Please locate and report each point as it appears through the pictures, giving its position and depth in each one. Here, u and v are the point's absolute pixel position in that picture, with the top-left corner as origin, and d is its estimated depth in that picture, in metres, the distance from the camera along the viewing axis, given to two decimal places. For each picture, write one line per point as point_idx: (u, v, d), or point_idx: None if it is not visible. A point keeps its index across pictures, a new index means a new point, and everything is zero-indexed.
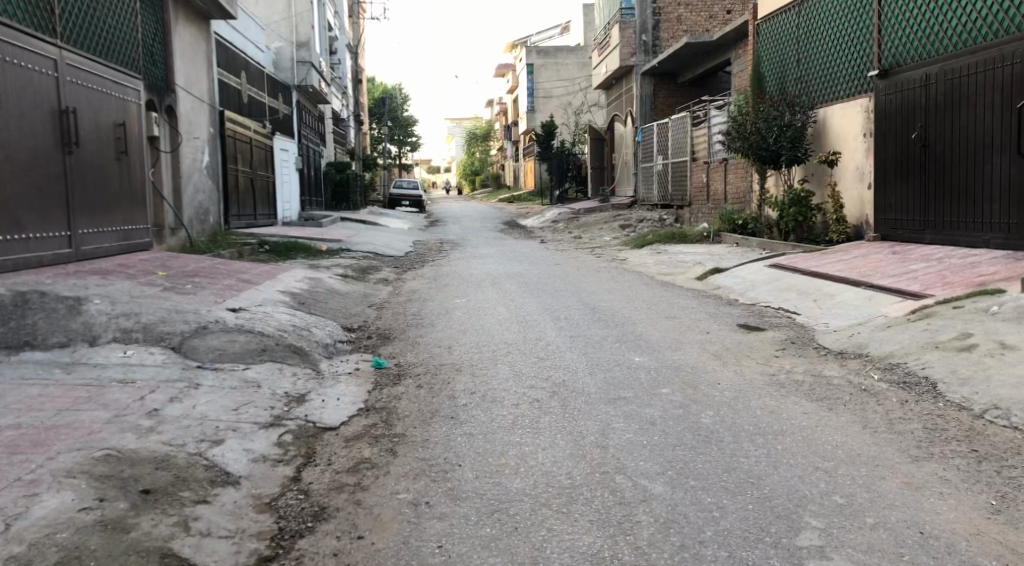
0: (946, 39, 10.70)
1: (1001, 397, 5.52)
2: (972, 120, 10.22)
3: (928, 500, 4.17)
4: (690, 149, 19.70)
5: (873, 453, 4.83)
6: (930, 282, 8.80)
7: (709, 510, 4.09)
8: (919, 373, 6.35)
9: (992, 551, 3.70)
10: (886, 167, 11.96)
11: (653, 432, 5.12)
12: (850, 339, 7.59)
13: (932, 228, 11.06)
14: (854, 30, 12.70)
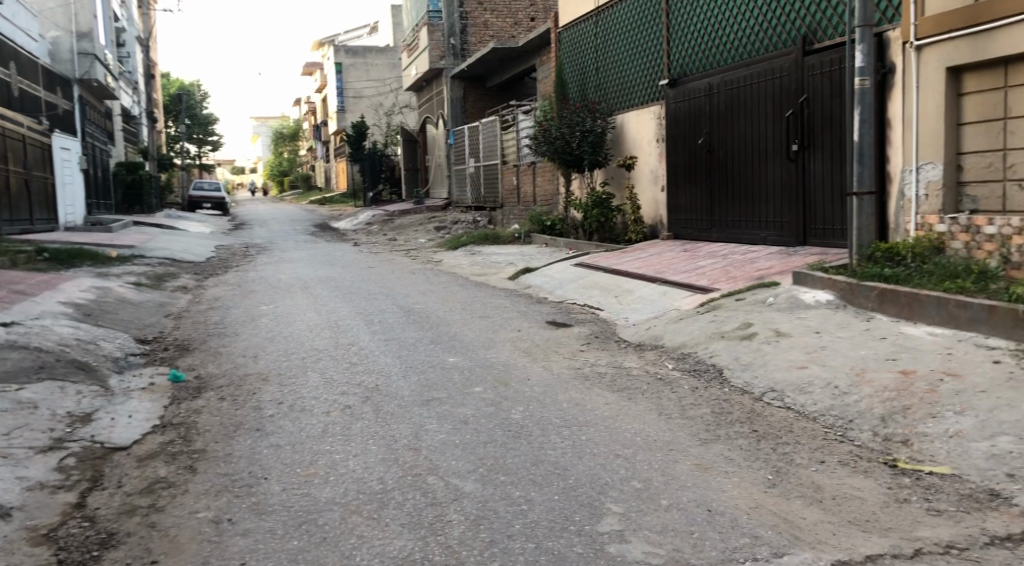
0: (725, 52, 11.57)
1: (777, 380, 6.04)
2: (749, 127, 11.10)
3: (716, 479, 4.50)
4: (500, 151, 20.12)
5: (667, 438, 5.13)
6: (717, 277, 9.48)
7: (517, 504, 4.20)
8: (708, 361, 6.83)
9: (769, 521, 4.03)
10: (677, 170, 12.76)
11: (465, 431, 5.18)
12: (648, 331, 8.04)
13: (718, 227, 11.92)
14: (647, 41, 13.45)
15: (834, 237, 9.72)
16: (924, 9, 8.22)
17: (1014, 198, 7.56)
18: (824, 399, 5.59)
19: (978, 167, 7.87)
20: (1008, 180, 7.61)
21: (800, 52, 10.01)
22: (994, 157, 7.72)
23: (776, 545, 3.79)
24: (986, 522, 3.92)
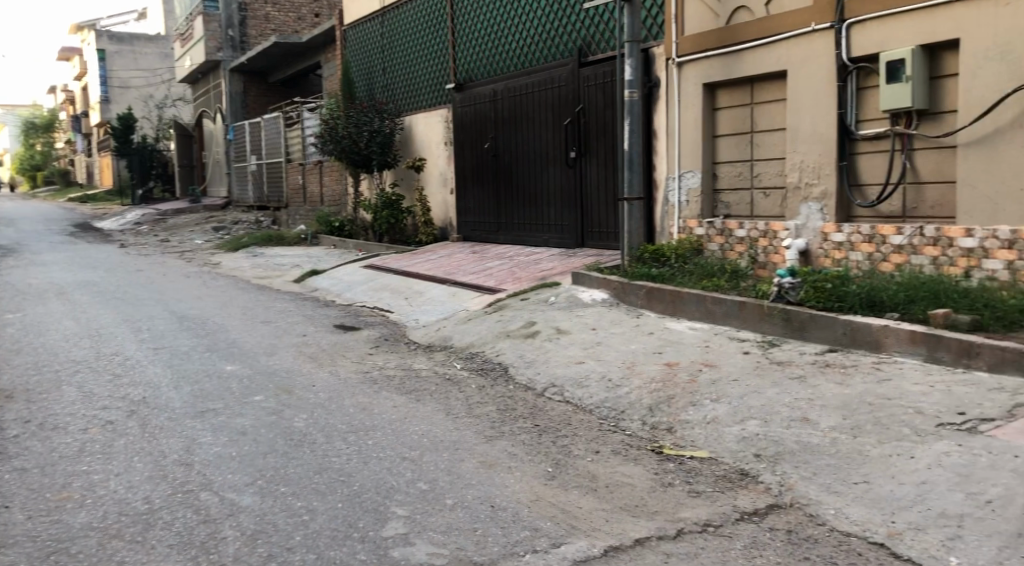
0: (508, 59, 11.88)
1: (558, 376, 6.29)
2: (532, 133, 11.48)
3: (499, 475, 4.61)
4: (284, 149, 19.49)
5: (453, 437, 5.20)
6: (503, 277, 9.73)
7: (298, 515, 4.09)
8: (494, 359, 6.98)
9: (549, 513, 4.16)
10: (464, 173, 12.96)
11: (243, 443, 4.97)
12: (436, 333, 8.10)
13: (504, 229, 12.25)
14: (433, 44, 13.52)
15: (608, 240, 10.27)
16: (683, 28, 8.85)
17: (760, 204, 8.35)
18: (600, 391, 5.88)
19: (731, 176, 8.62)
20: (754, 187, 8.40)
21: (577, 62, 10.48)
22: (743, 166, 8.48)
23: (554, 536, 3.93)
24: (737, 499, 4.26)
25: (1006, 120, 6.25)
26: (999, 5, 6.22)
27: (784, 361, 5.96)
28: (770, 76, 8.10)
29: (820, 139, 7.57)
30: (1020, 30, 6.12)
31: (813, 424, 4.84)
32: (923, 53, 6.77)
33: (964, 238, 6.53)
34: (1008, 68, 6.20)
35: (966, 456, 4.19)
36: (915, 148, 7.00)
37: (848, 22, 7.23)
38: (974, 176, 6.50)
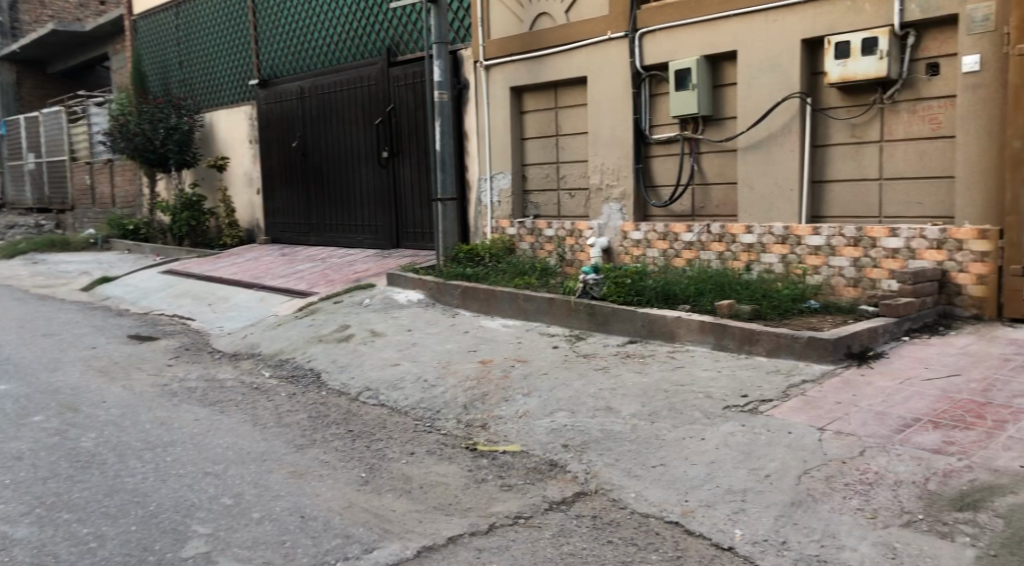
0: (314, 57, 11.59)
1: (371, 379, 6.22)
2: (342, 132, 11.29)
3: (309, 484, 4.50)
4: (68, 147, 18.03)
5: (261, 448, 5.02)
6: (314, 280, 9.50)
7: (85, 542, 3.81)
8: (305, 365, 6.79)
9: (361, 518, 4.10)
10: (272, 173, 12.56)
11: (20, 469, 4.56)
12: (243, 340, 7.78)
13: (315, 230, 11.97)
14: (234, 38, 12.97)
15: (422, 241, 10.31)
16: (489, 32, 9.00)
17: (567, 205, 8.66)
18: (414, 393, 5.88)
19: (539, 177, 8.88)
20: (561, 189, 8.70)
21: (386, 62, 10.42)
22: (550, 168, 8.76)
23: (366, 541, 3.87)
24: (546, 490, 4.38)
25: (778, 126, 6.84)
26: (769, 21, 6.78)
27: (590, 354, 6.21)
28: (572, 81, 8.40)
29: (619, 142, 7.95)
30: (786, 45, 6.71)
31: (616, 413, 5.08)
32: (706, 63, 7.27)
33: (746, 234, 7.08)
34: (778, 79, 6.79)
35: (749, 435, 4.55)
36: (702, 151, 7.51)
37: (640, 31, 7.63)
38: (752, 177, 7.06)
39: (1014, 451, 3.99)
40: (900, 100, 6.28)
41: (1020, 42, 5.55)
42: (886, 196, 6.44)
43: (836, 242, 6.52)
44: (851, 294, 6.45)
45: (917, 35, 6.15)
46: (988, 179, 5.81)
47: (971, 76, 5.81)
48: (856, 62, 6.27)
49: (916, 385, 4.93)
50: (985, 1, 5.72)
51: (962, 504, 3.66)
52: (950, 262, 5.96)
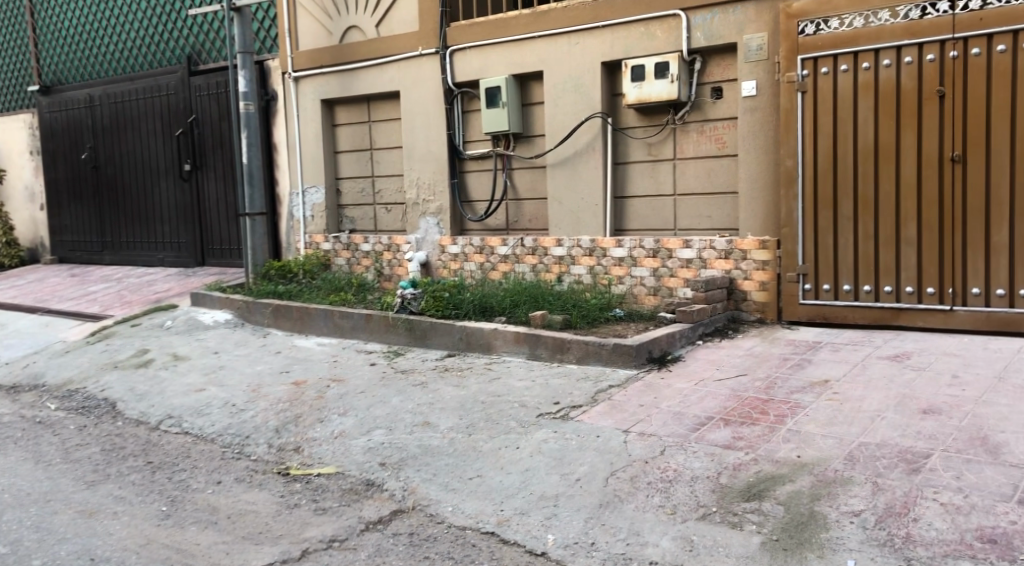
0: (105, 63, 10.88)
1: (174, 406, 5.88)
2: (137, 144, 10.64)
3: (101, 523, 4.20)
4: None
5: (45, 488, 4.63)
6: (109, 302, 8.88)
7: None
8: (98, 395, 6.31)
9: (161, 555, 3.86)
10: (59, 187, 11.63)
11: None
12: (24, 370, 7.14)
13: (110, 249, 11.20)
14: (10, 40, 11.91)
15: (230, 258, 9.91)
16: (296, 43, 8.80)
17: (383, 219, 8.62)
18: (222, 418, 5.62)
19: (354, 192, 8.80)
20: (377, 203, 8.64)
21: (186, 70, 9.94)
22: (365, 183, 8.69)
23: None
24: (361, 510, 4.31)
25: (582, 144, 7.14)
26: (572, 43, 7.08)
27: (407, 369, 6.20)
28: (384, 96, 8.39)
29: (433, 155, 8.01)
30: (588, 66, 7.03)
31: (433, 427, 5.10)
32: (515, 81, 7.47)
33: (556, 247, 7.33)
34: (581, 98, 7.09)
35: (560, 441, 4.71)
36: (513, 167, 7.70)
37: (450, 48, 7.73)
38: (560, 192, 7.32)
39: (793, 442, 4.37)
40: (690, 121, 6.74)
41: (788, 71, 6.05)
42: (681, 211, 6.87)
43: (637, 253, 6.89)
44: (652, 301, 6.83)
45: (703, 61, 6.63)
46: (768, 195, 6.32)
47: (750, 100, 6.32)
48: (650, 85, 6.66)
49: (710, 385, 5.29)
50: (759, 32, 6.25)
51: (750, 494, 3.96)
52: (736, 270, 6.44)
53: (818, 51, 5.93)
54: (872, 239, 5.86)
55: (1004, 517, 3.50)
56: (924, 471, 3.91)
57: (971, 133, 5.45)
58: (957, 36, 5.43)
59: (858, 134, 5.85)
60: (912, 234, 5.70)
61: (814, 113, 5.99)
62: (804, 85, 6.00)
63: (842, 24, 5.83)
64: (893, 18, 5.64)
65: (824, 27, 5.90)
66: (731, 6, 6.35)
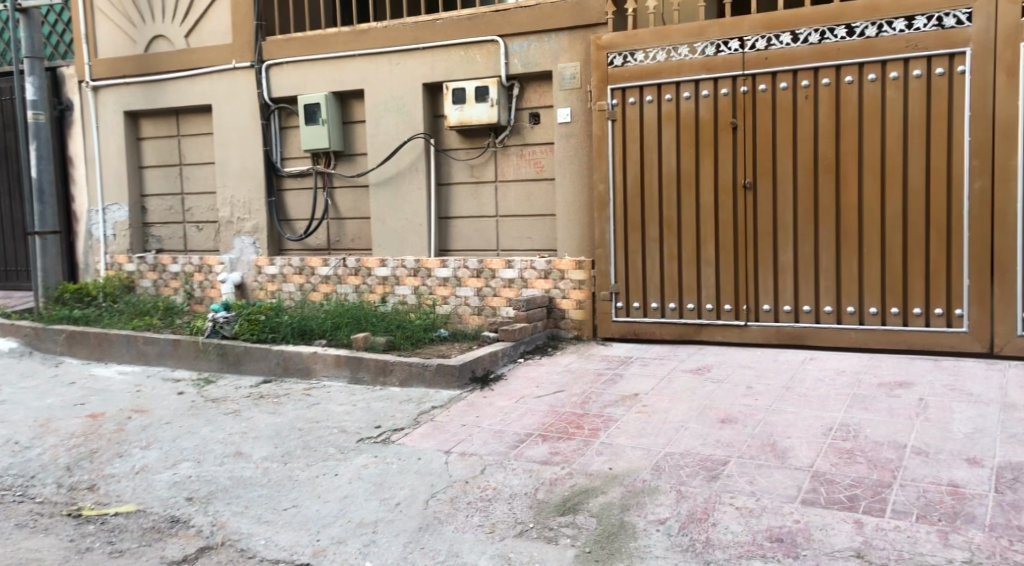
0: None
1: None
2: None
3: None
4: None
5: None
6: None
7: None
8: None
9: None
10: None
11: None
12: None
13: None
14: None
15: (17, 280, 9.13)
16: (95, 51, 8.28)
17: (193, 238, 8.23)
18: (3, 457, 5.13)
19: (161, 209, 8.36)
20: (187, 222, 8.24)
21: None
22: (173, 200, 8.27)
23: None
24: (164, 550, 4.06)
25: (405, 164, 7.14)
26: (393, 63, 7.08)
27: (218, 397, 5.93)
28: (195, 109, 8.04)
29: (248, 173, 7.74)
30: (409, 87, 7.05)
31: (246, 458, 4.90)
32: (334, 99, 7.37)
33: (379, 267, 7.28)
34: (402, 119, 7.10)
35: (380, 465, 4.66)
36: (334, 186, 7.58)
37: (266, 63, 7.53)
38: (383, 212, 7.28)
39: (605, 455, 4.54)
40: (510, 145, 6.90)
41: (599, 99, 6.33)
42: (502, 231, 7.02)
43: (461, 273, 6.95)
44: (476, 321, 6.92)
45: (521, 87, 6.81)
46: (582, 217, 6.58)
47: (565, 127, 6.56)
48: (471, 108, 6.78)
49: (529, 403, 5.41)
50: (572, 61, 6.51)
51: (565, 508, 4.08)
52: (555, 289, 6.65)
53: (626, 82, 6.24)
54: (677, 260, 6.22)
55: (790, 516, 3.79)
56: (722, 478, 4.17)
57: (760, 162, 5.90)
58: (747, 72, 5.87)
59: (663, 161, 6.20)
60: (711, 254, 6.10)
61: (623, 140, 6.30)
62: (614, 113, 6.30)
63: (647, 57, 6.17)
64: (692, 54, 6.03)
65: (630, 59, 6.22)
66: (546, 34, 6.57)
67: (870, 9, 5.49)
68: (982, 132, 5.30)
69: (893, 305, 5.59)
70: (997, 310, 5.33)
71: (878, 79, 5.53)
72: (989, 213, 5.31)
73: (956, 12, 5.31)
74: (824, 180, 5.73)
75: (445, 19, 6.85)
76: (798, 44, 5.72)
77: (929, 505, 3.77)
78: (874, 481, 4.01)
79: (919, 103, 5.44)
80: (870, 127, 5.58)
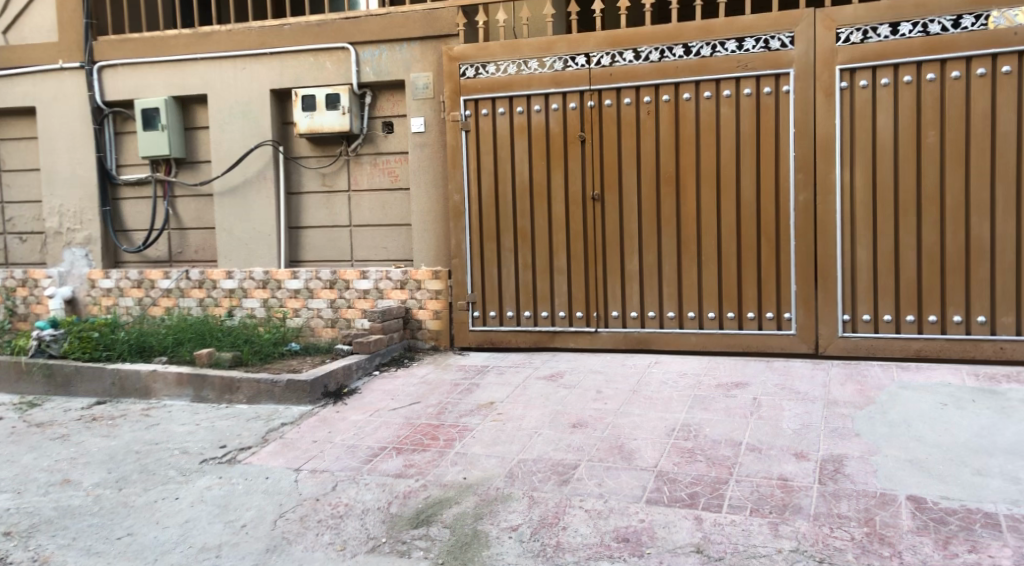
0: None
1: None
2: None
3: None
4: None
5: None
6: None
7: None
8: None
9: None
10: None
11: None
12: None
13: None
14: None
15: None
16: None
17: (16, 251, 7.65)
18: None
19: None
20: (8, 233, 7.66)
21: None
22: None
23: None
24: None
25: (253, 172, 6.92)
26: (238, 68, 6.85)
27: (44, 422, 5.53)
28: (17, 112, 7.49)
29: (77, 181, 7.28)
30: (256, 93, 6.84)
31: (75, 485, 4.59)
32: (174, 104, 7.05)
33: (225, 279, 7.01)
34: (249, 126, 6.88)
35: (225, 487, 4.48)
36: (176, 195, 7.24)
37: (98, 64, 7.12)
38: (229, 221, 7.01)
39: (459, 465, 4.54)
40: (363, 153, 6.81)
41: (452, 110, 6.34)
42: (356, 241, 6.91)
43: (313, 285, 6.80)
44: (329, 334, 6.78)
45: (373, 95, 6.74)
46: (438, 227, 6.58)
47: (418, 137, 6.55)
48: (321, 115, 6.66)
49: (383, 416, 5.34)
50: (425, 71, 6.50)
51: (418, 521, 4.05)
52: (411, 300, 6.62)
53: (479, 93, 6.29)
54: (531, 269, 6.31)
55: (635, 516, 3.92)
56: (572, 482, 4.26)
57: (607, 175, 6.09)
58: (593, 87, 6.05)
59: (516, 172, 6.28)
60: (563, 263, 6.23)
61: (476, 152, 6.34)
62: (467, 124, 6.33)
63: (498, 70, 6.24)
64: (541, 68, 6.14)
65: (482, 71, 6.28)
66: (397, 44, 6.54)
67: (704, 30, 5.77)
68: (805, 148, 5.65)
69: (729, 310, 5.89)
70: (820, 313, 5.69)
71: (713, 96, 5.82)
72: (813, 223, 5.66)
73: (781, 36, 5.65)
74: (666, 192, 5.97)
75: (293, 25, 6.69)
76: (640, 62, 5.94)
77: (761, 499, 3.98)
78: (713, 478, 4.20)
79: (749, 120, 5.76)
80: (707, 142, 5.86)
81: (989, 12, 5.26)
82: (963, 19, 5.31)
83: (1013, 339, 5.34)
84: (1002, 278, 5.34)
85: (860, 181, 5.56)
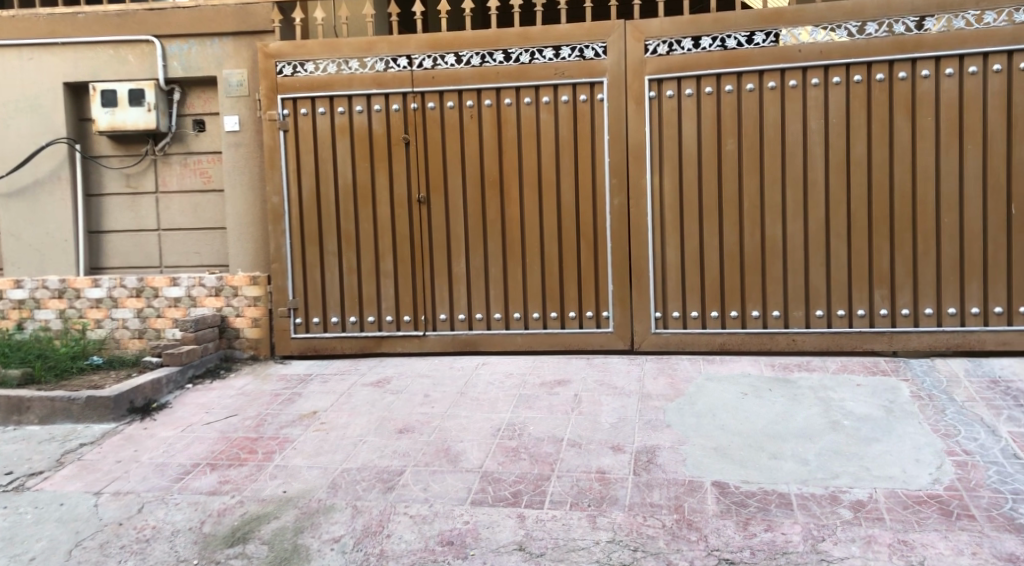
0: None
1: None
2: None
3: None
4: None
5: None
6: None
7: None
8: None
9: None
10: None
11: None
12: None
13: None
14: None
15: None
16: None
17: None
18: None
19: None
20: None
21: None
22: None
23: None
24: None
25: (44, 173, 6.37)
26: (24, 57, 6.29)
27: None
28: None
29: None
30: (46, 86, 6.31)
31: None
32: None
33: (14, 289, 6.44)
34: (39, 121, 6.34)
35: (11, 517, 4.09)
36: None
37: None
38: (16, 226, 6.42)
39: (279, 478, 4.37)
40: (171, 153, 6.43)
41: (269, 109, 6.11)
42: (165, 247, 6.51)
43: (117, 293, 6.37)
44: (136, 345, 6.37)
45: (182, 91, 6.38)
46: (256, 231, 6.31)
47: (233, 135, 6.26)
48: (123, 112, 6.24)
49: (197, 431, 5.06)
50: (238, 68, 6.22)
51: (233, 539, 3.87)
52: (228, 307, 6.33)
53: (297, 92, 6.09)
54: (356, 273, 6.18)
55: (460, 518, 3.92)
56: (397, 488, 4.20)
57: (432, 177, 6.07)
58: (415, 89, 6.01)
59: (338, 174, 6.14)
60: (389, 266, 6.15)
61: (297, 153, 6.15)
62: (286, 123, 6.12)
63: (317, 69, 6.07)
64: (362, 68, 6.03)
65: (301, 70, 6.09)
66: (208, 38, 6.23)
67: (522, 37, 5.87)
68: (619, 154, 5.87)
69: (552, 310, 6.03)
70: (635, 310, 5.94)
71: (532, 102, 5.93)
72: (627, 226, 5.90)
73: (594, 45, 5.83)
74: (490, 195, 6.03)
75: (87, 13, 6.23)
76: (461, 66, 5.96)
77: (581, 493, 4.10)
78: (535, 475, 4.27)
79: (567, 126, 5.93)
80: (528, 147, 5.98)
81: (778, 30, 5.64)
82: (755, 35, 5.67)
83: (804, 331, 5.77)
84: (793, 275, 5.76)
85: (668, 186, 5.84)
